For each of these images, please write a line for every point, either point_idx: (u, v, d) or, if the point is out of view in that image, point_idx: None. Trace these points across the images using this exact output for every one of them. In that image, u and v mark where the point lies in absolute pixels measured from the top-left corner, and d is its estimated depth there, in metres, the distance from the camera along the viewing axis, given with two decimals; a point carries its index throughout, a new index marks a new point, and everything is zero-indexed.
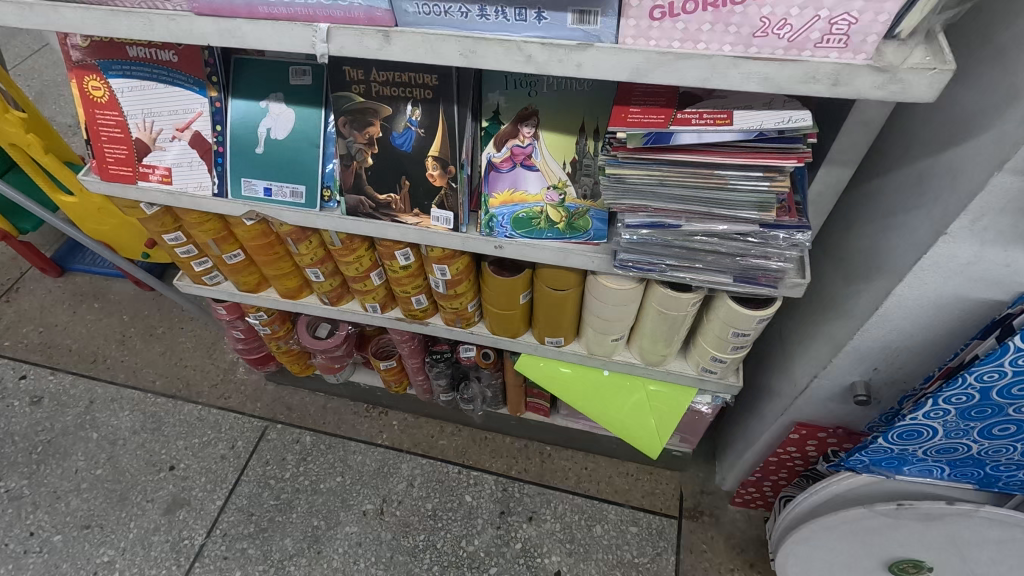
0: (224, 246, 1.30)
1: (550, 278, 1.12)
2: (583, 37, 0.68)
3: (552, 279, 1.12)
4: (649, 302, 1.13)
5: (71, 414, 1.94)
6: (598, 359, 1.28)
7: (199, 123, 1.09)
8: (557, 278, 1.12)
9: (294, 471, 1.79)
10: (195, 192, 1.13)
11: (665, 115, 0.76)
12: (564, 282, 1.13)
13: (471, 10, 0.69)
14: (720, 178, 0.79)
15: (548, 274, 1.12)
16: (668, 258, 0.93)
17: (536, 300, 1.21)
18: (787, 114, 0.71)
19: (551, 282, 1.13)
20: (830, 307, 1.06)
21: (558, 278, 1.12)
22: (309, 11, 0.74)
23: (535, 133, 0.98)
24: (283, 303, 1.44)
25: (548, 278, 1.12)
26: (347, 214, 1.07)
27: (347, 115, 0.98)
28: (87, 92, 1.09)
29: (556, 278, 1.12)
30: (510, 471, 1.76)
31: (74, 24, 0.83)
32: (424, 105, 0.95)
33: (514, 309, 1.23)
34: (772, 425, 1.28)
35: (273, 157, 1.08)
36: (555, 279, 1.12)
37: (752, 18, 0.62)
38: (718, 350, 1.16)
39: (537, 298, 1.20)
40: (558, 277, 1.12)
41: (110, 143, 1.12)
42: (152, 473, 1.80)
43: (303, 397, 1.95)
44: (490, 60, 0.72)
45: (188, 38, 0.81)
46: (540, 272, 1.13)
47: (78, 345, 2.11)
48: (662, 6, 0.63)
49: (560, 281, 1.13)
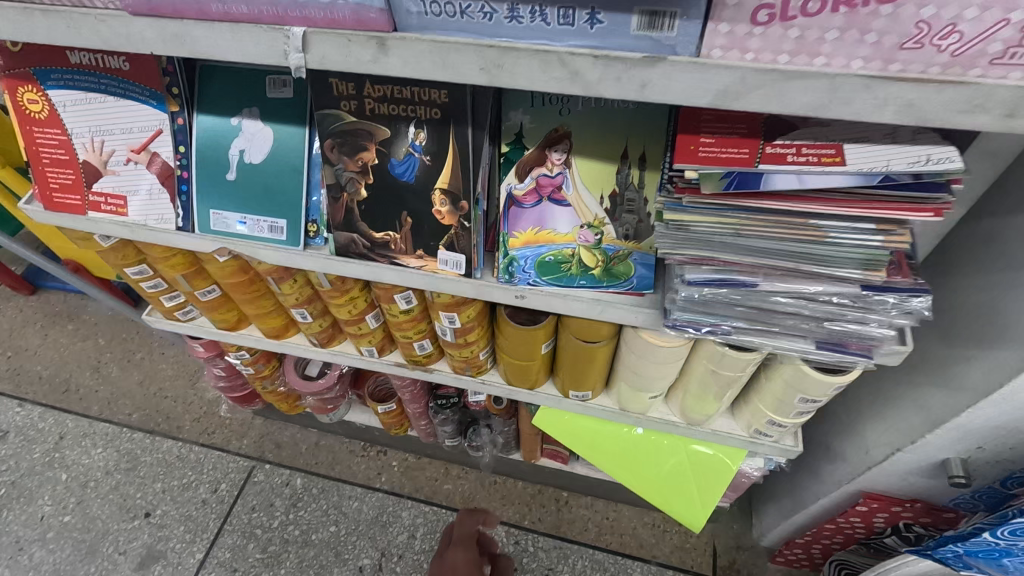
0: (196, 282, 1.12)
1: (577, 329, 0.95)
2: (651, 47, 0.50)
3: (580, 331, 0.95)
4: (698, 357, 0.94)
5: (38, 451, 1.76)
6: (631, 415, 1.10)
7: (159, 143, 0.90)
8: (586, 330, 0.95)
9: (283, 519, 1.62)
10: (156, 225, 0.95)
11: (751, 149, 0.58)
12: (594, 334, 0.95)
13: (497, 11, 0.51)
14: (818, 229, 0.61)
15: (576, 325, 0.95)
16: (735, 318, 0.74)
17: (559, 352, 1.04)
18: (923, 152, 0.53)
19: (580, 333, 0.96)
20: (922, 369, 0.87)
21: (586, 330, 0.95)
22: (278, 11, 0.55)
23: (567, 160, 0.79)
24: (266, 343, 1.26)
25: (575, 329, 0.95)
26: (336, 254, 0.89)
27: (334, 137, 0.79)
28: (23, 106, 0.90)
29: (585, 330, 0.95)
30: (523, 521, 1.58)
31: None
32: (431, 126, 0.76)
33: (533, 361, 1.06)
34: (833, 492, 1.10)
35: (248, 186, 0.90)
36: (584, 331, 0.95)
37: (904, 24, 0.44)
38: (777, 414, 0.98)
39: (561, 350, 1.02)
40: (587, 328, 0.95)
41: (53, 167, 0.94)
42: (126, 520, 1.63)
43: (294, 433, 1.77)
44: (520, 76, 0.53)
45: (124, 45, 0.62)
46: (566, 322, 0.96)
47: (49, 372, 1.94)
48: (773, 5, 0.45)
49: (590, 333, 0.95)
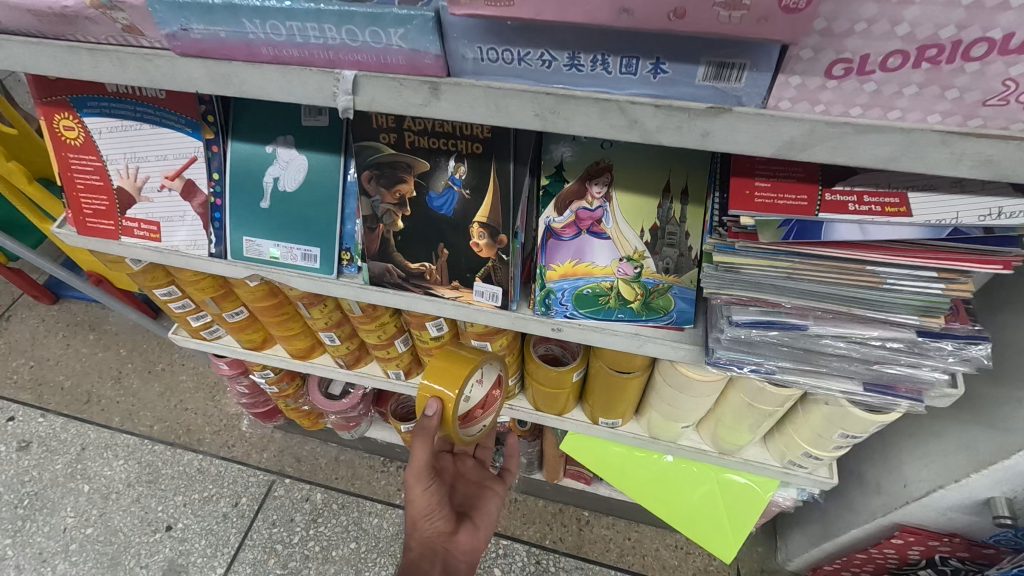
0: (225, 304, 1.12)
1: (434, 363, 0.83)
2: (716, 97, 0.48)
3: (441, 377, 0.81)
4: (734, 390, 0.92)
5: (61, 462, 1.77)
6: (662, 443, 1.09)
7: (194, 169, 0.90)
8: (441, 364, 0.83)
9: (303, 534, 1.61)
10: (190, 251, 0.94)
11: (809, 195, 0.56)
12: (448, 356, 0.84)
13: (556, 59, 0.49)
14: (877, 275, 0.59)
15: (427, 371, 0.82)
16: (779, 358, 0.73)
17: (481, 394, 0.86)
18: (994, 205, 0.51)
19: (446, 384, 0.80)
20: (968, 407, 0.85)
21: (444, 361, 0.83)
22: (328, 54, 0.54)
23: (607, 194, 0.78)
24: (292, 363, 1.26)
25: (439, 385, 0.80)
26: (371, 283, 0.88)
27: (373, 168, 0.79)
28: (58, 133, 0.90)
29: (447, 362, 0.83)
30: (544, 540, 1.54)
31: (24, 64, 0.64)
32: (471, 160, 0.76)
33: (481, 425, 0.90)
34: (867, 524, 1.08)
35: (282, 213, 0.89)
36: (451, 374, 0.81)
37: (989, 82, 0.41)
38: (814, 447, 0.95)
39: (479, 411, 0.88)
40: (440, 356, 0.84)
41: (87, 193, 0.93)
42: (147, 534, 1.63)
43: (314, 447, 1.78)
44: (576, 122, 0.52)
45: (168, 83, 0.61)
46: (427, 396, 0.81)
47: (71, 383, 1.95)
48: (850, 61, 0.43)
49: (444, 356, 0.84)
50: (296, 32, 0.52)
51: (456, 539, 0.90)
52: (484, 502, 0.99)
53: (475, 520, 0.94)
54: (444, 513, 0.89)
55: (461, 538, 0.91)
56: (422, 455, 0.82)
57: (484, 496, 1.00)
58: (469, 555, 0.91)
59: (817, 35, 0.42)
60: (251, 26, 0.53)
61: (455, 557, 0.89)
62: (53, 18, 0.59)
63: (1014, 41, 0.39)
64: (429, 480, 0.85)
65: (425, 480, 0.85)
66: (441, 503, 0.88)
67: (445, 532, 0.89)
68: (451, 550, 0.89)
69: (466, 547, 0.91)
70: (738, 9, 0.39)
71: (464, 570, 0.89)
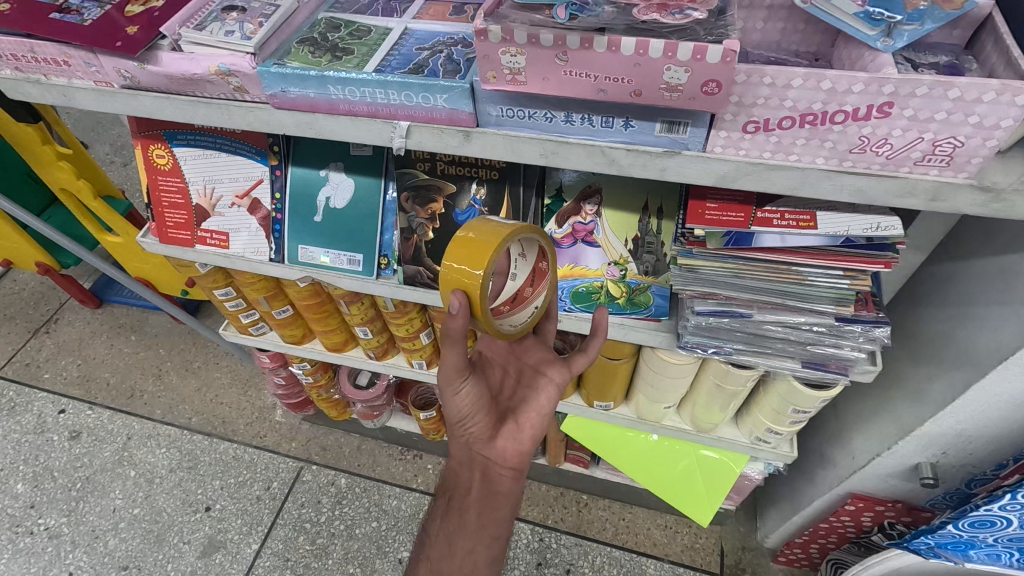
0: (274, 302, 1.31)
1: (457, 248, 0.74)
2: (670, 143, 0.67)
3: (462, 262, 0.72)
4: (706, 373, 1.10)
5: (108, 450, 1.94)
6: (648, 423, 1.27)
7: (259, 189, 1.09)
8: (464, 243, 0.74)
9: (329, 514, 1.79)
10: (252, 257, 1.12)
11: (745, 213, 0.75)
12: (469, 238, 0.74)
13: (555, 116, 0.68)
14: (798, 274, 0.79)
15: (448, 255, 0.74)
16: (734, 341, 0.91)
17: (527, 269, 0.82)
18: (875, 221, 0.70)
19: (471, 262, 0.72)
20: (896, 386, 1.03)
21: (467, 240, 0.74)
22: (390, 110, 0.73)
23: (598, 211, 0.97)
24: (328, 356, 1.44)
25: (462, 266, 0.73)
26: (404, 283, 1.05)
27: (411, 190, 1.01)
28: (151, 160, 1.11)
29: (473, 241, 0.74)
30: (547, 520, 1.71)
31: (153, 111, 0.84)
32: (489, 184, 0.98)
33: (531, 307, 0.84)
34: (825, 494, 1.25)
35: (331, 225, 1.08)
36: (474, 253, 0.72)
37: (850, 137, 0.60)
38: (775, 423, 1.12)
39: (525, 291, 0.83)
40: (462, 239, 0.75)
41: (171, 209, 1.13)
42: (189, 514, 1.80)
43: (338, 438, 1.95)
44: (571, 160, 0.72)
45: (264, 127, 0.81)
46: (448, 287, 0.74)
47: (115, 379, 2.12)
48: (758, 121, 0.62)
49: (465, 237, 0.75)
50: (367, 94, 0.72)
51: (496, 446, 0.87)
52: (534, 398, 0.90)
53: (520, 420, 0.89)
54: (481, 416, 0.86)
55: (503, 443, 0.87)
56: (456, 352, 0.76)
57: (535, 390, 0.91)
58: (515, 459, 0.88)
59: (734, 105, 0.61)
60: (334, 89, 0.73)
61: (496, 465, 0.87)
62: (182, 80, 0.79)
63: (861, 112, 0.58)
64: (462, 384, 0.82)
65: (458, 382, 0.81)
66: (475, 410, 0.85)
67: (485, 439, 0.87)
68: (493, 457, 0.87)
69: (507, 454, 0.87)
70: (675, 91, 0.58)
71: (508, 476, 0.88)
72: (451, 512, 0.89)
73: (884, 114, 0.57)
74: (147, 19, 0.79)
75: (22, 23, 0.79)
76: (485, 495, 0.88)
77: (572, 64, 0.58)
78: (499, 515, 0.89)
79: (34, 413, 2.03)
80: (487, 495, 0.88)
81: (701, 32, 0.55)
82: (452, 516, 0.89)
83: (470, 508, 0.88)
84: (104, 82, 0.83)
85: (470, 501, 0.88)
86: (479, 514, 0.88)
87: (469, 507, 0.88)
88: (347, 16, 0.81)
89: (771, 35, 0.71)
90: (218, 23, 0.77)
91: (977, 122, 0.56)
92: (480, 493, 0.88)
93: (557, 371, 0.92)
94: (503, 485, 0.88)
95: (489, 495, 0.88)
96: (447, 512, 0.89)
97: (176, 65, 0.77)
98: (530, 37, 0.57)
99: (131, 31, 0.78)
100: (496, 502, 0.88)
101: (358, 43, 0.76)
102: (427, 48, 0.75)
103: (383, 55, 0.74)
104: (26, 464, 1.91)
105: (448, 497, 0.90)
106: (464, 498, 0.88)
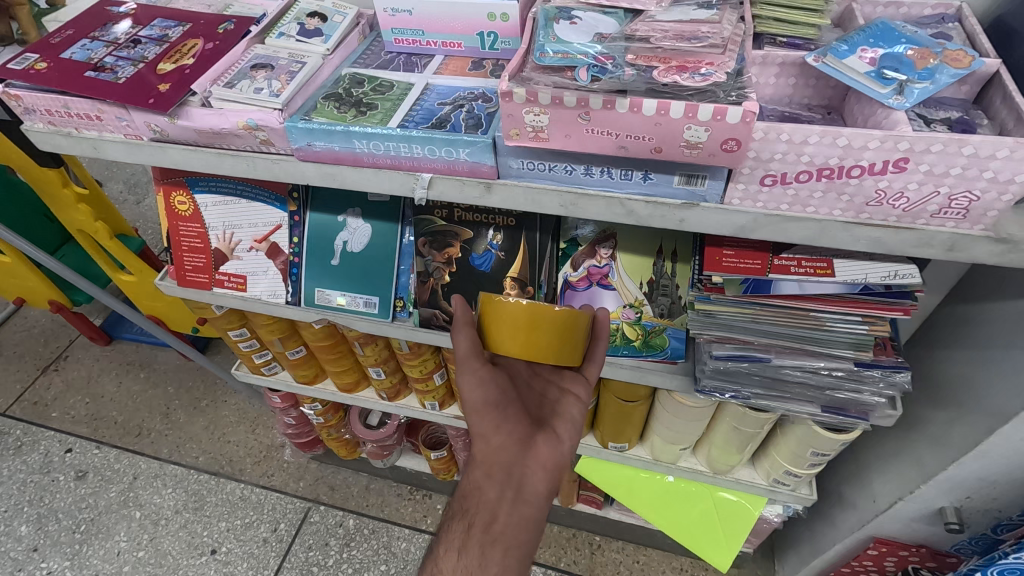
0: (288, 343, 1.32)
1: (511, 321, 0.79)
2: (689, 196, 0.69)
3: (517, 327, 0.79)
4: (723, 416, 1.09)
5: (115, 490, 1.92)
6: (664, 465, 1.25)
7: (278, 234, 1.11)
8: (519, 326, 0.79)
9: (338, 557, 1.75)
10: (269, 299, 1.13)
11: (762, 260, 0.77)
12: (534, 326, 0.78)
13: (576, 169, 0.70)
14: (816, 318, 0.80)
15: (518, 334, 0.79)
16: (752, 385, 0.90)
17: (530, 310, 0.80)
18: (893, 269, 0.72)
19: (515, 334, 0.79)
20: (916, 428, 1.02)
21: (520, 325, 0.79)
22: (413, 162, 0.75)
23: (612, 254, 0.99)
24: (339, 397, 1.44)
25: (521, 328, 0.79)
26: (420, 325, 1.05)
27: (428, 235, 1.02)
28: (172, 207, 1.14)
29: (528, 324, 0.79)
30: (559, 562, 1.67)
31: (180, 162, 0.87)
32: (506, 230, 1.00)
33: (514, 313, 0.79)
34: (846, 538, 1.22)
35: (348, 269, 1.08)
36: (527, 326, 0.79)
37: (867, 190, 0.62)
38: (794, 465, 1.10)
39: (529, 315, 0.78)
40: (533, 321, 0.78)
41: (190, 252, 1.15)
42: (194, 557, 1.77)
43: (347, 477, 1.93)
44: (592, 211, 0.73)
45: (288, 178, 0.83)
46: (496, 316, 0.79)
47: (123, 417, 2.11)
48: (775, 175, 0.64)
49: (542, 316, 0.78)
50: (391, 148, 0.74)
51: (533, 454, 0.76)
52: (568, 408, 0.81)
53: (556, 428, 0.79)
54: (510, 416, 0.78)
55: (540, 451, 0.77)
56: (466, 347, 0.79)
57: (565, 402, 0.82)
58: (550, 473, 0.76)
59: (751, 160, 0.63)
60: (358, 143, 0.75)
61: (532, 476, 0.75)
62: (210, 134, 0.82)
63: (877, 167, 0.59)
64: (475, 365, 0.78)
65: (474, 361, 0.78)
66: (500, 413, 0.77)
67: (518, 448, 0.76)
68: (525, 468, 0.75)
69: (547, 463, 0.76)
70: (695, 148, 0.60)
71: (542, 493, 0.75)
72: (467, 549, 0.72)
73: (900, 168, 0.59)
74: (178, 77, 0.82)
75: (58, 82, 0.82)
76: (513, 521, 0.73)
77: (595, 122, 0.60)
78: (526, 550, 0.74)
79: (40, 452, 2.02)
80: (514, 521, 0.73)
81: (720, 94, 0.58)
82: (468, 552, 0.72)
83: (494, 543, 0.72)
84: (133, 135, 0.86)
85: (495, 531, 0.73)
86: (504, 548, 0.72)
87: (494, 542, 0.72)
88: (370, 71, 0.84)
89: (783, 90, 0.74)
90: (248, 81, 0.79)
91: (991, 177, 0.57)
92: (508, 517, 0.74)
93: (579, 384, 0.83)
94: (535, 506, 0.75)
95: (520, 520, 0.74)
96: (462, 547, 0.73)
97: (205, 120, 0.80)
98: (554, 98, 0.59)
99: (163, 88, 0.81)
100: (523, 529, 0.74)
101: (382, 98, 0.79)
102: (449, 103, 0.77)
103: (405, 110, 0.77)
104: (30, 505, 1.89)
105: (465, 526, 0.74)
106: (487, 527, 0.73)
